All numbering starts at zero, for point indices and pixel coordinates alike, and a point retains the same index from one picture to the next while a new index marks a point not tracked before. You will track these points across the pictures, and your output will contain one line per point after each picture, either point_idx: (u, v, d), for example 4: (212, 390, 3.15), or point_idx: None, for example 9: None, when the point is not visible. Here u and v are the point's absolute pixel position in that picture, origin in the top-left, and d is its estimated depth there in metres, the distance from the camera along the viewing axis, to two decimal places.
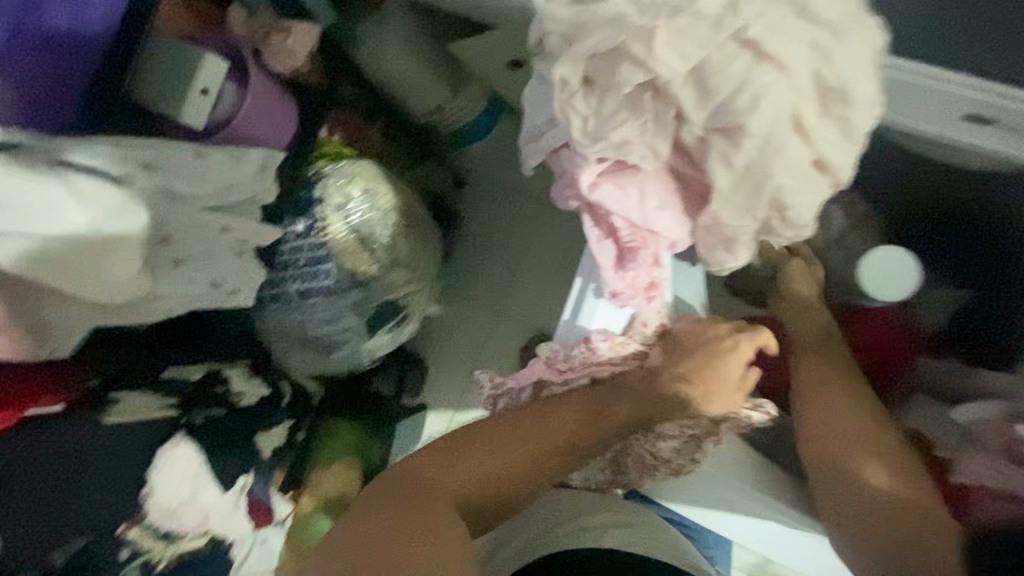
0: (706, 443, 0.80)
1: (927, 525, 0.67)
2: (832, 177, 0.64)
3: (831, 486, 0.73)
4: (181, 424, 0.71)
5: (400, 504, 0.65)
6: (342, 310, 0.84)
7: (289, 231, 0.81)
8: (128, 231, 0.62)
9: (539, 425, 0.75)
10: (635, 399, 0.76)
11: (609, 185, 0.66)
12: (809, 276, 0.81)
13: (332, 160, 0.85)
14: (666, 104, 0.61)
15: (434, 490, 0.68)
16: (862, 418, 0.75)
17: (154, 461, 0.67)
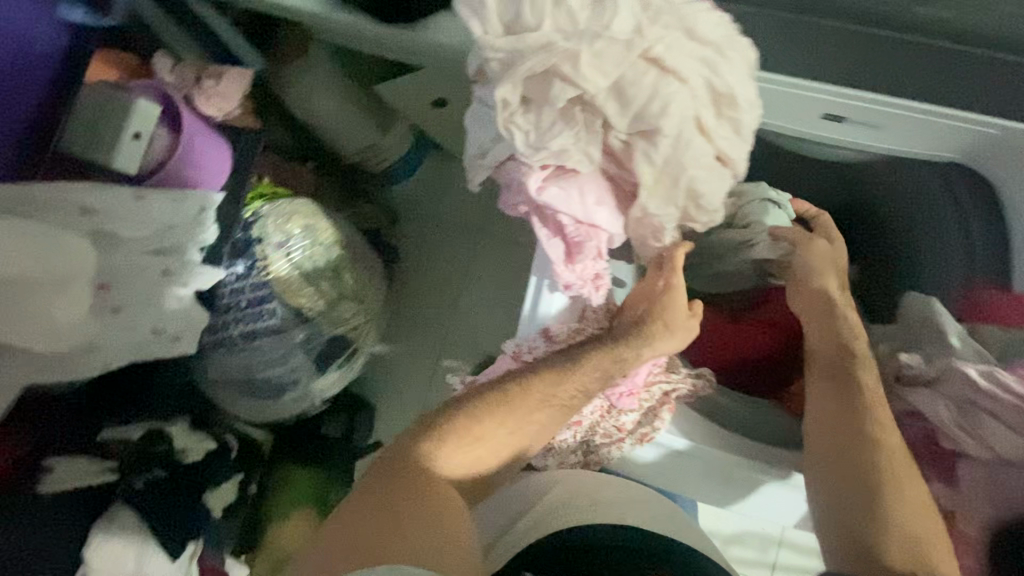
0: (661, 410, 0.66)
1: (934, 553, 0.64)
2: (735, 168, 0.57)
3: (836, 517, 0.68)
4: (120, 492, 0.80)
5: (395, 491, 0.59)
6: (290, 347, 1.00)
7: (230, 273, 0.95)
8: (72, 272, 0.67)
9: (517, 391, 0.62)
10: (604, 356, 0.60)
11: (554, 189, 0.54)
12: (828, 271, 0.74)
13: (269, 199, 1.01)
14: (594, 115, 0.52)
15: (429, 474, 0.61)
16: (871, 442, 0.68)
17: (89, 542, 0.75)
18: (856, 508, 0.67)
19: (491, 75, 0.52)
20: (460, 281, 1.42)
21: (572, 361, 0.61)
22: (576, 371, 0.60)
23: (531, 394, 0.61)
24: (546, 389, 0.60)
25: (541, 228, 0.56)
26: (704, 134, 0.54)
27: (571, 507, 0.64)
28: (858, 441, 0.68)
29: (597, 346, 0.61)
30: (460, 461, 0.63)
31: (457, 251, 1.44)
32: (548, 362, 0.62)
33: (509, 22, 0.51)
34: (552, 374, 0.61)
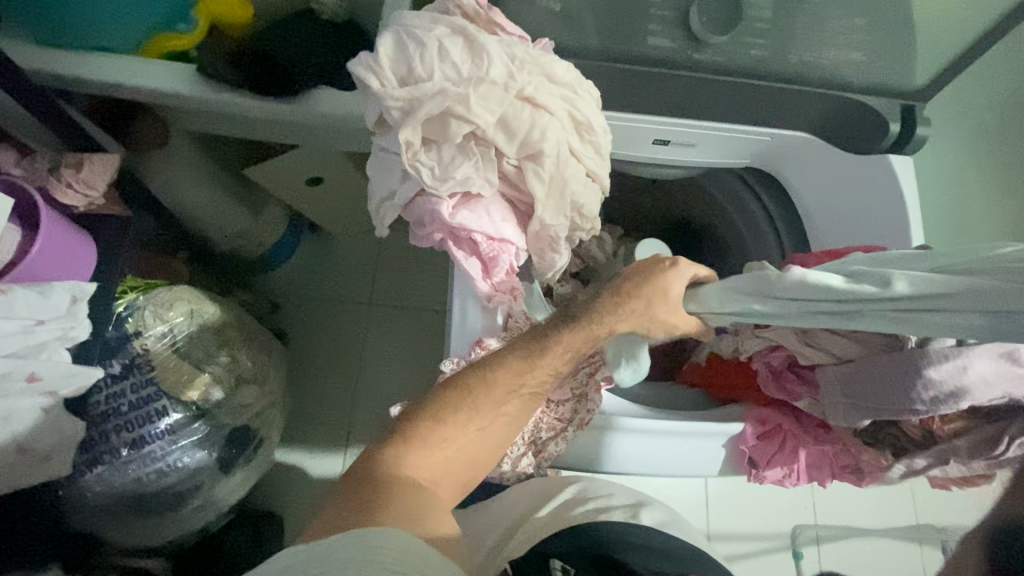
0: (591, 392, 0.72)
1: None
2: (603, 182, 0.70)
3: None
4: None
5: (359, 496, 0.54)
6: (186, 447, 0.88)
7: (104, 375, 0.84)
8: None
9: (480, 385, 0.57)
10: (569, 346, 0.55)
11: (465, 213, 0.62)
12: None
13: (143, 290, 0.91)
14: (486, 148, 0.61)
15: (400, 481, 0.55)
16: None
17: None
18: None
19: (392, 123, 0.60)
20: (359, 351, 1.40)
21: (540, 346, 0.56)
22: (543, 358, 0.56)
23: (498, 387, 0.56)
24: (513, 380, 0.57)
25: (457, 250, 0.63)
26: (576, 156, 0.66)
27: (561, 520, 0.65)
28: None
29: (569, 327, 0.55)
30: (432, 463, 0.57)
31: (350, 323, 1.42)
32: (514, 347, 0.58)
33: (403, 77, 0.60)
34: (519, 358, 0.56)
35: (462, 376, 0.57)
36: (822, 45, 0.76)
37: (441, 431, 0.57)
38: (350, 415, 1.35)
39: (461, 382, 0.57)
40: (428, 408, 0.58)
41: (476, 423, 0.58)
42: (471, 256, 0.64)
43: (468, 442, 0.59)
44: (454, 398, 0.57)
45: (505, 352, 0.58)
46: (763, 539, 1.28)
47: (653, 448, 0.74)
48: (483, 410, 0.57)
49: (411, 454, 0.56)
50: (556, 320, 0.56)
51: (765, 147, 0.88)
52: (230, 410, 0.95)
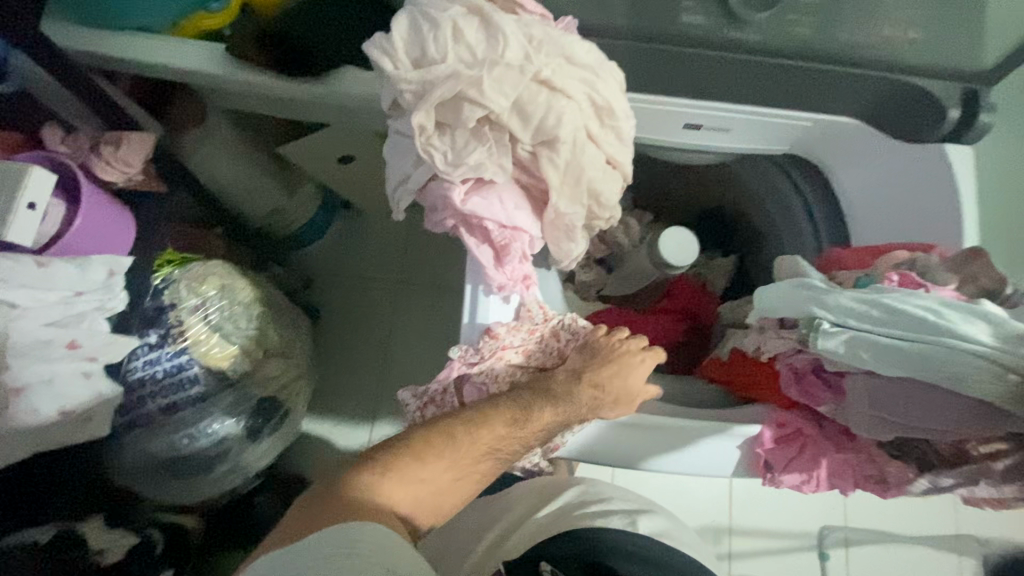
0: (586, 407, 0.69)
1: None
2: (625, 170, 0.68)
3: None
4: None
5: (333, 516, 0.53)
6: (216, 415, 0.93)
7: (142, 343, 0.88)
8: None
9: (465, 434, 0.60)
10: (555, 411, 0.62)
11: (476, 199, 0.61)
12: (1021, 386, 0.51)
13: (179, 264, 0.96)
14: (501, 132, 0.60)
15: (373, 511, 0.54)
16: None
17: None
18: None
19: (406, 106, 0.60)
20: (387, 331, 1.43)
21: (522, 415, 0.62)
22: (521, 428, 0.62)
23: (478, 445, 0.61)
24: (492, 443, 0.61)
25: (469, 237, 0.62)
26: (595, 141, 0.64)
27: (562, 521, 0.66)
28: None
29: (552, 405, 0.62)
30: (404, 500, 0.58)
31: (379, 302, 1.45)
32: (499, 408, 0.62)
33: (417, 60, 0.59)
34: (503, 418, 0.61)
35: (449, 424, 0.61)
36: (874, 23, 0.70)
37: (421, 469, 0.59)
38: (375, 391, 1.39)
39: (449, 426, 0.61)
40: (411, 445, 0.60)
41: (452, 473, 0.60)
42: (484, 243, 0.63)
43: (438, 490, 0.60)
44: (438, 442, 0.60)
45: (487, 412, 0.62)
46: (787, 536, 1.25)
47: (657, 447, 0.73)
48: (461, 461, 0.60)
49: (387, 489, 0.57)
50: (534, 398, 0.63)
51: (805, 133, 0.82)
52: (258, 382, 1.00)
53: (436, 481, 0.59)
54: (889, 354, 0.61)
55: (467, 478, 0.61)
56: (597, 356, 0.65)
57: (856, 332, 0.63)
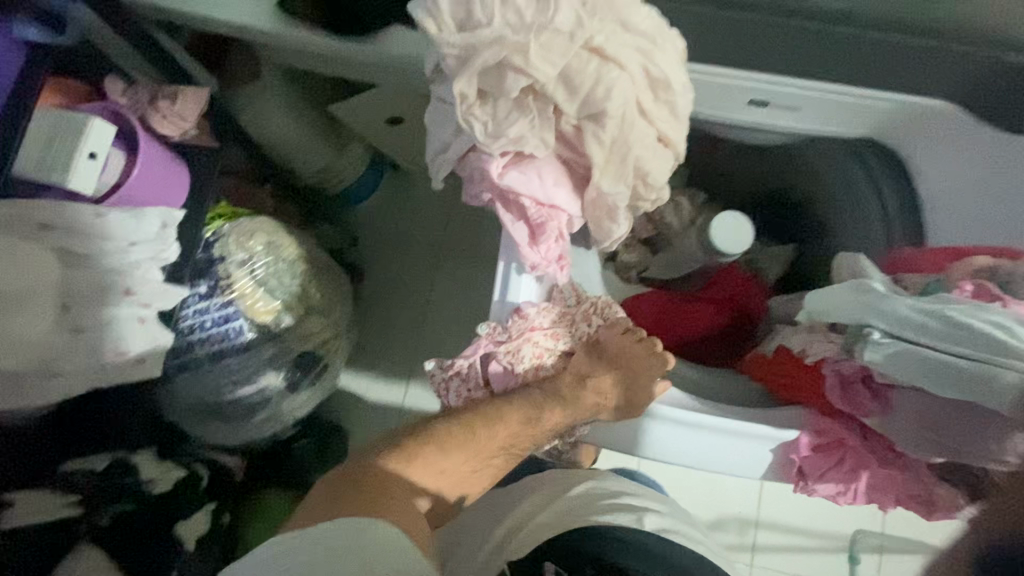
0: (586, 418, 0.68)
1: None
2: (676, 150, 0.63)
3: None
4: (83, 525, 0.81)
5: (352, 498, 0.54)
6: (259, 365, 0.97)
7: (193, 293, 0.93)
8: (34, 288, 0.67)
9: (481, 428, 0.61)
10: (567, 410, 0.63)
11: (513, 174, 0.59)
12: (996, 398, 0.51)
13: (228, 219, 0.99)
14: (545, 102, 0.57)
15: (390, 495, 0.55)
16: None
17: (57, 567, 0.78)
18: None
19: (448, 71, 0.57)
20: (425, 296, 1.44)
21: (536, 414, 0.62)
22: (536, 426, 0.62)
23: (494, 440, 0.62)
24: (508, 439, 0.62)
25: (504, 213, 0.61)
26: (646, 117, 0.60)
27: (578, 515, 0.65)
28: None
29: (561, 407, 0.63)
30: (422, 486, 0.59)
31: (421, 266, 1.45)
32: (514, 404, 0.62)
33: (462, 22, 0.56)
34: (520, 416, 0.62)
35: (465, 418, 0.62)
36: None
37: (438, 459, 0.60)
38: (409, 355, 1.41)
39: (467, 419, 0.61)
40: (430, 435, 0.61)
41: (467, 463, 0.62)
42: (520, 220, 0.61)
43: (454, 479, 0.61)
44: (456, 436, 0.61)
45: (504, 408, 0.62)
46: (817, 537, 1.21)
47: (688, 444, 0.70)
48: (477, 455, 0.62)
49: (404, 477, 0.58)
50: (548, 398, 0.63)
51: (886, 118, 0.75)
52: (300, 337, 1.03)
53: (451, 470, 0.61)
54: (939, 373, 0.56)
55: (480, 470, 0.63)
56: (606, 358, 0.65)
57: (915, 347, 0.58)
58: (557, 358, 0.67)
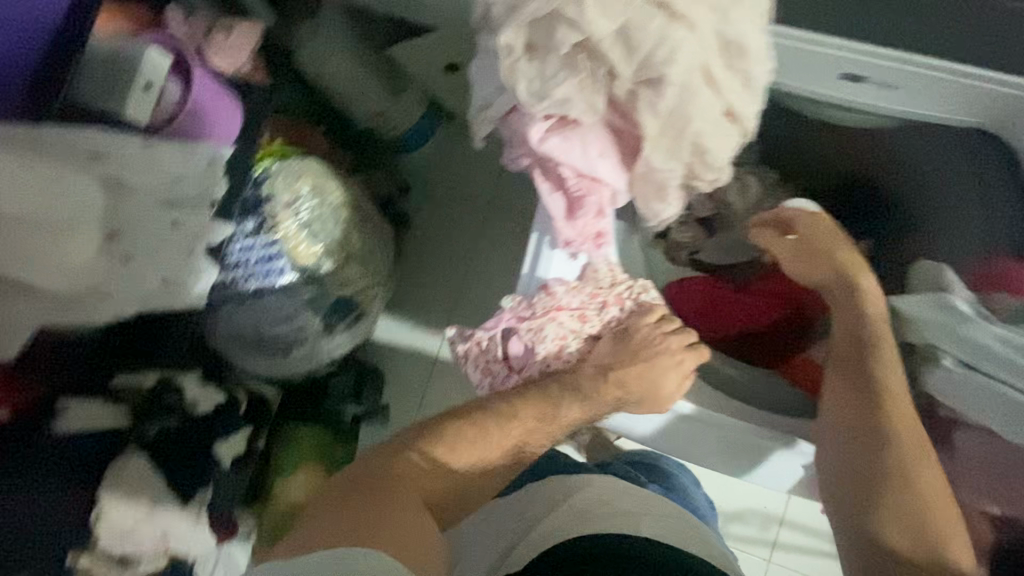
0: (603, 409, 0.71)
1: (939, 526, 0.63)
2: (742, 126, 0.56)
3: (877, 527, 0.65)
4: (133, 437, 0.88)
5: (365, 500, 0.55)
6: (298, 306, 1.00)
7: (240, 230, 0.96)
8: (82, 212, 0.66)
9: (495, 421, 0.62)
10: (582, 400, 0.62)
11: (556, 139, 0.54)
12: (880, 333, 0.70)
13: (277, 158, 1.00)
14: (598, 61, 0.51)
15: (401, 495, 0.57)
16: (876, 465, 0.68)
17: (103, 482, 0.84)
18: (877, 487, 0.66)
19: (495, 19, 0.52)
20: (468, 253, 1.39)
21: (552, 409, 0.62)
22: (552, 420, 0.62)
23: (509, 434, 0.62)
24: (521, 434, 0.62)
25: (542, 181, 0.57)
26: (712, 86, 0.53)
27: (588, 520, 0.64)
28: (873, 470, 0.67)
29: (578, 397, 0.62)
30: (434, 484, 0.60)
31: (467, 221, 1.41)
32: (529, 397, 0.62)
33: None
34: (534, 412, 0.62)
35: (479, 414, 0.63)
36: None
37: (450, 457, 0.61)
38: (445, 311, 1.37)
39: (481, 414, 0.62)
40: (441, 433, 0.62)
41: (479, 459, 0.62)
42: (557, 190, 0.58)
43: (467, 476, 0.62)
44: (469, 433, 0.62)
45: (518, 404, 0.63)
46: None
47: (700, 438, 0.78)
48: (489, 451, 0.62)
49: (414, 475, 0.60)
50: (562, 392, 0.62)
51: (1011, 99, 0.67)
52: (338, 283, 1.05)
53: (464, 466, 0.62)
54: None
55: (493, 467, 0.63)
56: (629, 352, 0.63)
57: None
58: (581, 339, 0.64)
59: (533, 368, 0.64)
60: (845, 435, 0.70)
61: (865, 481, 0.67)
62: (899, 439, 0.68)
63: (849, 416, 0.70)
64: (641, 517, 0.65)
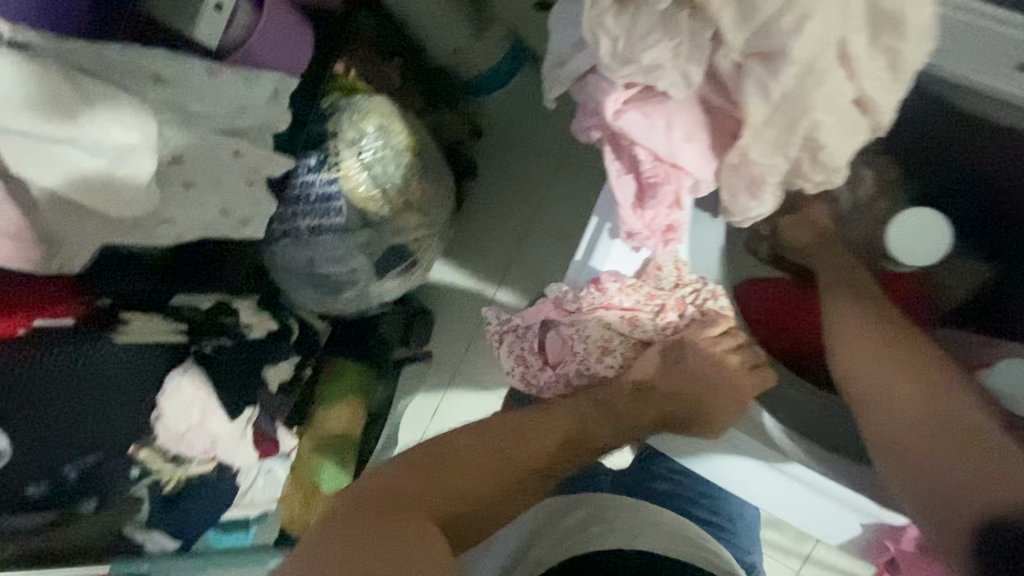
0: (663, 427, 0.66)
1: (960, 422, 0.57)
2: (873, 120, 0.47)
3: (887, 438, 0.61)
4: (190, 352, 0.89)
5: (374, 516, 0.52)
6: (352, 248, 0.99)
7: (303, 164, 0.95)
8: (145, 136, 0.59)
9: (529, 432, 0.62)
10: (617, 415, 0.62)
11: (634, 114, 0.48)
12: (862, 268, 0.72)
13: (346, 94, 0.98)
14: (702, 24, 0.43)
15: (411, 508, 0.54)
16: (902, 376, 0.62)
17: (162, 387, 0.86)
18: (893, 394, 0.61)
19: None
20: (532, 211, 1.30)
21: (585, 425, 0.63)
22: (582, 436, 0.63)
23: (539, 449, 0.62)
24: (555, 446, 0.62)
25: (612, 160, 0.50)
26: (841, 67, 0.43)
27: (585, 536, 0.59)
28: (889, 377, 0.62)
29: (615, 403, 0.62)
30: (448, 499, 0.58)
31: (537, 174, 1.30)
32: (567, 396, 0.64)
33: None
34: (570, 423, 0.62)
35: (508, 426, 0.63)
36: None
37: (470, 470, 0.60)
38: (501, 265, 1.29)
39: (512, 424, 0.63)
40: (463, 448, 0.61)
41: (499, 475, 0.61)
42: (629, 172, 0.51)
43: (486, 492, 0.60)
44: (493, 447, 0.61)
45: (550, 415, 0.63)
46: None
47: (756, 487, 0.63)
48: (510, 466, 0.61)
49: (422, 496, 0.56)
50: (599, 399, 0.62)
51: None
52: (394, 229, 1.02)
53: (484, 479, 0.60)
54: None
55: (511, 483, 0.61)
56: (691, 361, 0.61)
57: None
58: (627, 344, 0.62)
59: (568, 368, 0.62)
60: (863, 382, 0.64)
61: (893, 419, 0.60)
62: (907, 359, 0.63)
63: (859, 357, 0.65)
64: (641, 533, 0.59)
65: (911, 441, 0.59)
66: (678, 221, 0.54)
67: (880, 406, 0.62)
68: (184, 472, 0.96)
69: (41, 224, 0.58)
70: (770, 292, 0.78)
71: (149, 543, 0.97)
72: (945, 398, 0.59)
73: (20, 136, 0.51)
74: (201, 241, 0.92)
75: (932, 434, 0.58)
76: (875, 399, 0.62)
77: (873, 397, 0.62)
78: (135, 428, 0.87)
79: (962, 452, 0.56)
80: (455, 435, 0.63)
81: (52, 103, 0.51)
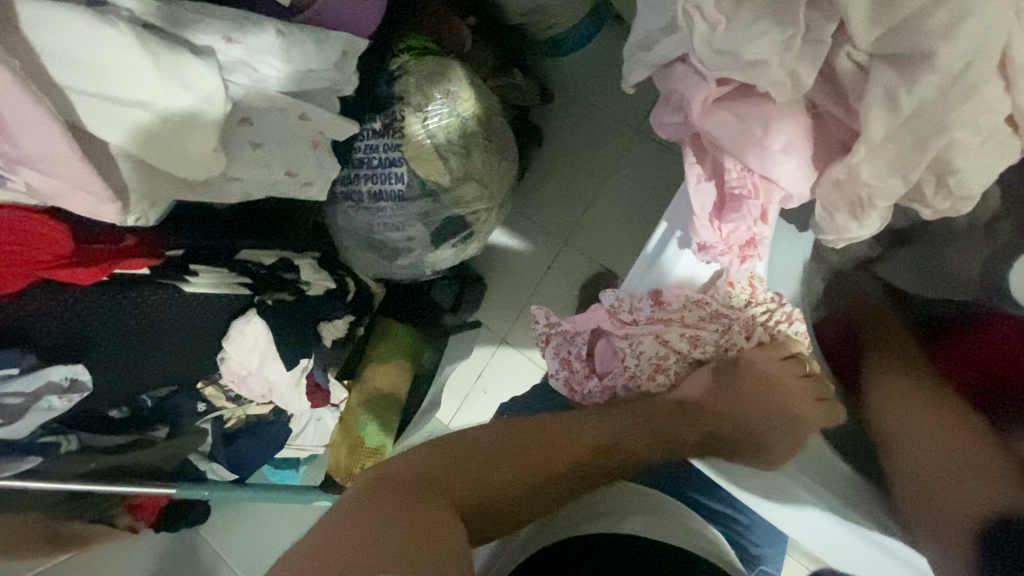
0: (711, 441, 0.66)
1: (964, 461, 0.63)
2: (1018, 139, 0.45)
3: (902, 452, 0.66)
4: (254, 302, 0.87)
5: (395, 500, 0.53)
6: (410, 217, 0.97)
7: (369, 127, 0.94)
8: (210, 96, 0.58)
9: (561, 432, 0.65)
10: (653, 429, 0.64)
11: (724, 114, 0.51)
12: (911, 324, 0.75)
13: (416, 54, 0.94)
14: (824, 21, 0.44)
15: (433, 494, 0.56)
16: (929, 414, 0.68)
17: (229, 330, 0.87)
18: (914, 416, 0.68)
19: None
20: (594, 188, 1.22)
21: (617, 438, 0.64)
22: (615, 450, 0.64)
23: (570, 453, 0.64)
24: (595, 445, 0.64)
25: (695, 167, 0.55)
26: (997, 81, 0.43)
27: (601, 508, 0.60)
28: (912, 406, 0.69)
29: (654, 421, 0.64)
30: (471, 485, 0.60)
31: (606, 148, 1.22)
32: (612, 403, 0.66)
33: None
34: (600, 428, 0.65)
35: (548, 423, 0.66)
36: None
37: (490, 469, 0.61)
38: (560, 241, 1.23)
39: (546, 425, 0.65)
40: (486, 446, 0.63)
41: (521, 470, 0.62)
42: (709, 179, 0.55)
43: (504, 487, 0.61)
44: (526, 449, 0.63)
45: (586, 416, 0.66)
46: None
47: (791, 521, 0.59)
48: (535, 471, 0.63)
49: (442, 483, 0.58)
50: (633, 416, 0.64)
51: None
52: (451, 201, 0.99)
53: (502, 476, 0.61)
54: None
55: (532, 485, 0.62)
56: (754, 381, 0.62)
57: None
58: (682, 363, 0.63)
59: (616, 380, 0.64)
60: (888, 389, 0.72)
61: (911, 431, 0.67)
62: (941, 406, 0.69)
63: (890, 374, 0.72)
64: (630, 516, 0.57)
65: (914, 453, 0.65)
66: (759, 237, 0.56)
67: (902, 423, 0.68)
68: (244, 411, 1.03)
69: (104, 173, 0.57)
70: (838, 329, 0.78)
71: (210, 471, 1.09)
72: (954, 439, 0.66)
73: (90, 99, 0.52)
74: (268, 200, 0.93)
75: (930, 444, 0.65)
76: (894, 418, 0.69)
77: (891, 411, 0.70)
78: (193, 369, 0.88)
79: (955, 483, 0.62)
80: (480, 433, 0.64)
81: (131, 68, 0.52)
